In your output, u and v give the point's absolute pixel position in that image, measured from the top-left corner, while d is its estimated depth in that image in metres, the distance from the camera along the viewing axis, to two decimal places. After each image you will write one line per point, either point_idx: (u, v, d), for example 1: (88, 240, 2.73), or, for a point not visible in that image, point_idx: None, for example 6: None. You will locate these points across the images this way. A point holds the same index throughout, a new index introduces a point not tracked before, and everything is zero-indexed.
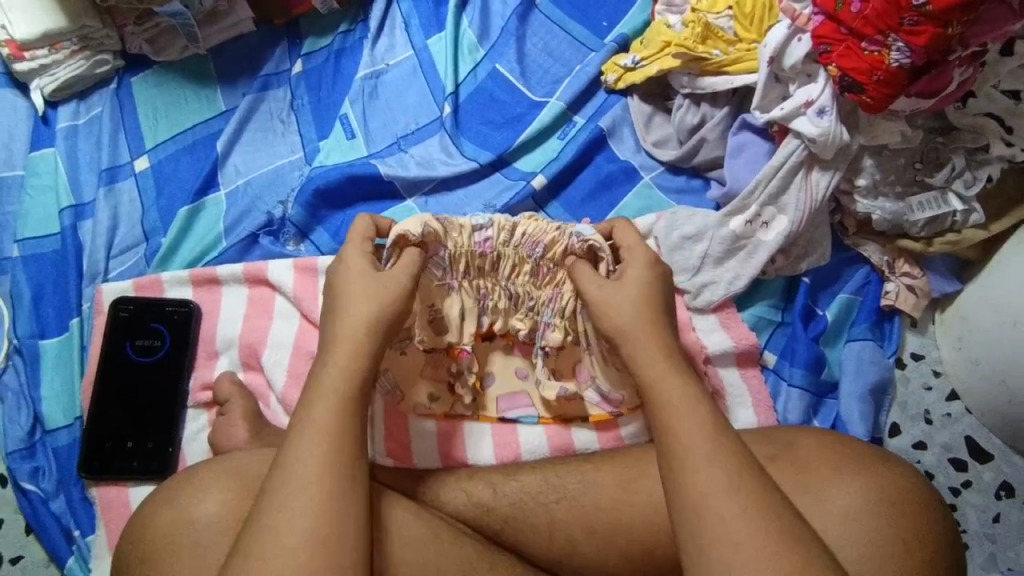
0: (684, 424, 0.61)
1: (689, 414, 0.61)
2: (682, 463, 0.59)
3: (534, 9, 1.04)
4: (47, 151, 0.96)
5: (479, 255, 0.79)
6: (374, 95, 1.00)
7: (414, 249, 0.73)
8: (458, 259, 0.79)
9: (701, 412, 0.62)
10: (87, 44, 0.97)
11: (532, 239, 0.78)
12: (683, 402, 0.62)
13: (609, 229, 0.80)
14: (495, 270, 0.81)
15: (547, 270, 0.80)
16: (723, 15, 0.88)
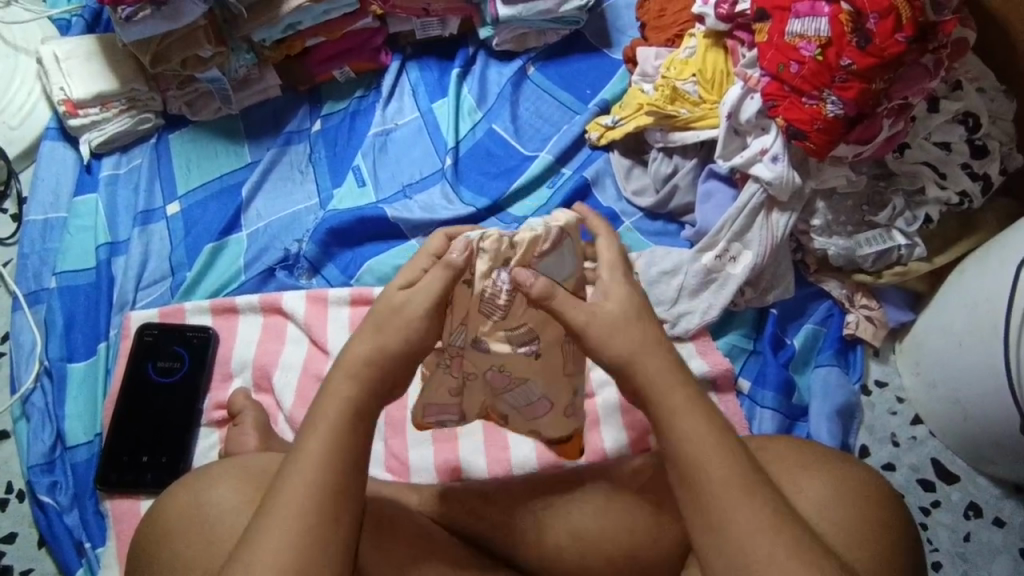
0: (709, 465, 0.60)
1: (711, 451, 0.60)
2: (713, 507, 0.59)
3: (526, 78, 1.19)
4: (90, 196, 1.07)
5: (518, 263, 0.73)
6: (383, 150, 1.13)
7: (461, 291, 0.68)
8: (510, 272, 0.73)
9: (719, 441, 0.61)
10: (134, 105, 1.10)
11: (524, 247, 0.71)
12: (696, 432, 0.61)
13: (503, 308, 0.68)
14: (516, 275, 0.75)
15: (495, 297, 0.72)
16: (689, 81, 1.01)
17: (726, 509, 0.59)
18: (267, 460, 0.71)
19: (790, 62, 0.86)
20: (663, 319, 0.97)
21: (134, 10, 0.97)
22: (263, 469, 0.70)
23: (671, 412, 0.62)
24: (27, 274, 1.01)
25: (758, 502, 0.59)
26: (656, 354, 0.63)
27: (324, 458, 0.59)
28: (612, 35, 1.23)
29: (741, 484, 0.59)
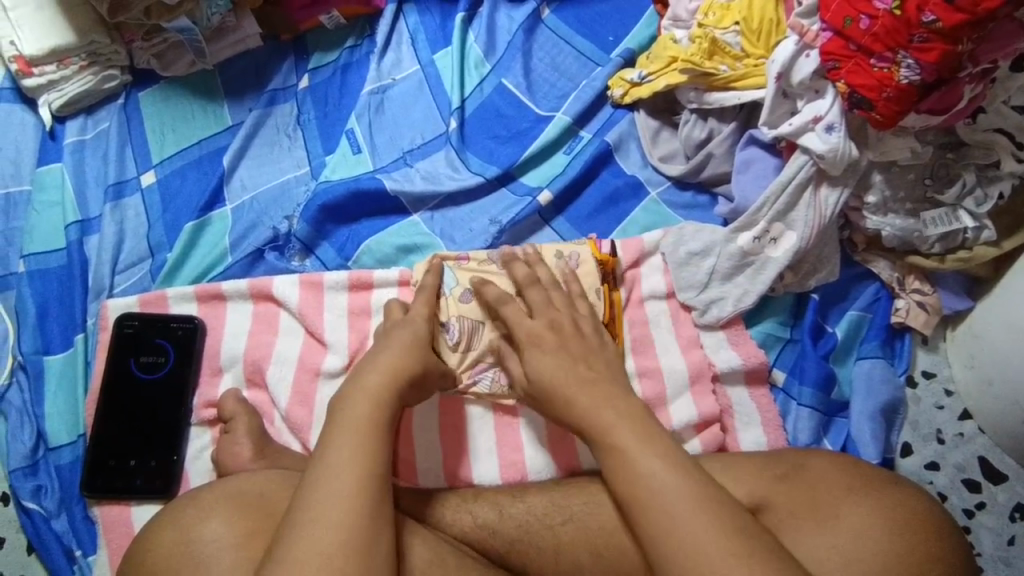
0: (631, 441, 0.64)
1: (639, 432, 0.64)
2: (639, 477, 0.62)
3: (540, 24, 1.05)
4: (54, 166, 0.96)
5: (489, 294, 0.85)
6: (379, 110, 1.00)
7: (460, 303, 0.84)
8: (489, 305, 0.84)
9: (650, 425, 0.65)
10: (96, 60, 0.97)
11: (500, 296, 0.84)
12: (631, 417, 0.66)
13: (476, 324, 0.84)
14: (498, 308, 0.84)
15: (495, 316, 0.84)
16: (730, 31, 0.88)
17: (660, 479, 0.61)
18: (262, 483, 0.67)
19: (859, 16, 0.73)
20: (693, 306, 0.88)
21: None
22: (259, 495, 0.65)
23: (613, 416, 0.67)
24: None
25: (687, 471, 0.61)
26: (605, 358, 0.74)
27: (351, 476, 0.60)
28: None
29: (666, 456, 0.62)
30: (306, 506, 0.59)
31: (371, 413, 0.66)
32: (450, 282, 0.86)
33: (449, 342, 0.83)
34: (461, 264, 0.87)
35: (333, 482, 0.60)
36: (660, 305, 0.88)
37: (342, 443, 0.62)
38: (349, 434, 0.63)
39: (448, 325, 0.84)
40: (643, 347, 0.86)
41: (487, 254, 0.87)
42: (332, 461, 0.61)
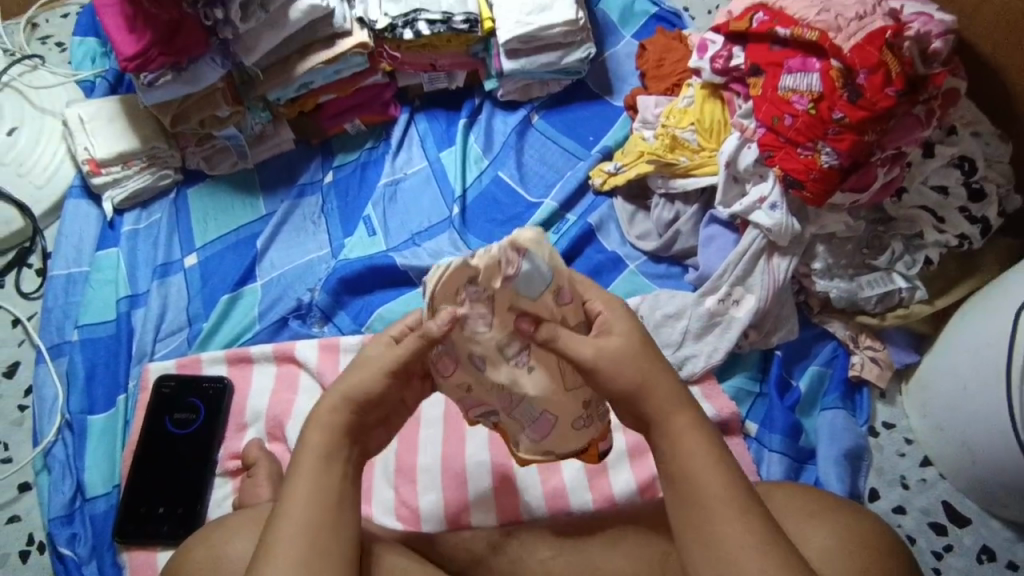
0: (710, 477, 0.64)
1: (709, 469, 0.65)
2: (706, 513, 0.64)
3: (531, 127, 1.24)
4: (111, 251, 1.11)
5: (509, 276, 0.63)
6: (393, 199, 1.17)
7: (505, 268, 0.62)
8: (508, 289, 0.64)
9: (717, 461, 0.65)
10: (154, 163, 1.15)
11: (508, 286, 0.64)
12: (700, 451, 0.65)
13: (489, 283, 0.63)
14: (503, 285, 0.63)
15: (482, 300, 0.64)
16: (688, 130, 1.04)
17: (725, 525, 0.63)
18: None
19: (784, 115, 0.89)
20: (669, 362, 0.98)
21: (156, 76, 1.00)
22: None
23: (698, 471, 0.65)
24: (50, 327, 1.04)
25: (752, 523, 0.63)
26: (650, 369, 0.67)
27: (318, 492, 0.66)
28: (613, 81, 1.30)
29: (734, 501, 0.64)
30: (285, 523, 0.64)
31: (328, 441, 0.68)
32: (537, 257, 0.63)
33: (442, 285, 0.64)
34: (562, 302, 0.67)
35: (309, 510, 0.65)
36: None
37: (308, 466, 0.67)
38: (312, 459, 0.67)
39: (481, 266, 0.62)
40: None
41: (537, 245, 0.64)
42: (297, 491, 0.66)
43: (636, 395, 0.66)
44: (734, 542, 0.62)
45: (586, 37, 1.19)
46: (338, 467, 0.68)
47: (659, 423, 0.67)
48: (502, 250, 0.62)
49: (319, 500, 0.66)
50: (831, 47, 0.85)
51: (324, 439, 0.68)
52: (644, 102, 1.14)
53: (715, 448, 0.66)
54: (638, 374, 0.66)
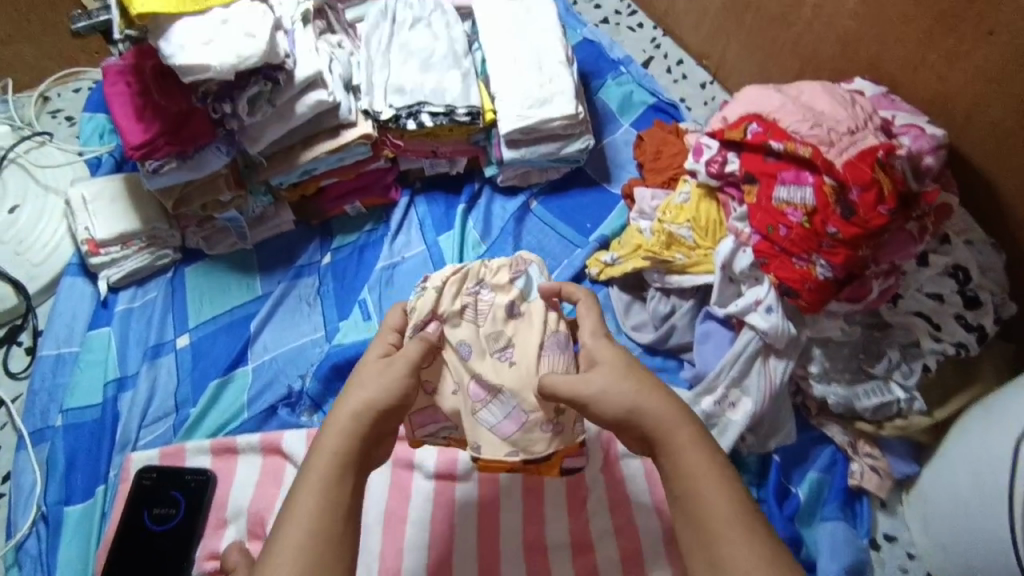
0: (710, 491, 0.65)
1: (713, 486, 0.65)
2: (714, 533, 0.63)
3: (529, 213, 1.25)
4: (103, 330, 1.11)
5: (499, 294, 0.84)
6: (389, 283, 1.17)
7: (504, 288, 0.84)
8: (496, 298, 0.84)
9: (721, 473, 0.66)
10: (153, 242, 1.15)
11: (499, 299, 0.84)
12: (703, 465, 0.66)
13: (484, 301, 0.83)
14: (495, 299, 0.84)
15: (481, 312, 0.83)
16: (683, 226, 1.05)
17: (732, 539, 0.63)
18: None
19: (778, 225, 0.89)
20: None
21: (161, 164, 1.02)
22: None
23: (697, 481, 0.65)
24: (34, 410, 1.03)
25: (760, 540, 0.63)
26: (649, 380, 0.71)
27: (324, 496, 0.65)
28: (612, 169, 1.32)
29: (741, 521, 0.63)
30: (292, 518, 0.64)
31: (345, 445, 0.67)
32: (536, 283, 0.85)
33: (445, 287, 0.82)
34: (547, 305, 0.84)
35: (322, 514, 0.65)
36: (636, 464, 0.97)
37: (321, 468, 0.66)
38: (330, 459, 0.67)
39: (478, 288, 0.84)
40: (619, 504, 0.95)
41: (524, 262, 0.86)
42: (307, 499, 0.65)
43: (630, 416, 0.69)
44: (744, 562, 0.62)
45: (584, 128, 1.21)
46: (349, 474, 0.67)
47: (661, 440, 0.68)
48: (505, 273, 0.85)
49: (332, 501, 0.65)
50: (824, 162, 0.85)
51: (340, 447, 0.67)
52: (641, 194, 1.17)
53: (719, 466, 0.66)
54: (630, 398, 0.69)
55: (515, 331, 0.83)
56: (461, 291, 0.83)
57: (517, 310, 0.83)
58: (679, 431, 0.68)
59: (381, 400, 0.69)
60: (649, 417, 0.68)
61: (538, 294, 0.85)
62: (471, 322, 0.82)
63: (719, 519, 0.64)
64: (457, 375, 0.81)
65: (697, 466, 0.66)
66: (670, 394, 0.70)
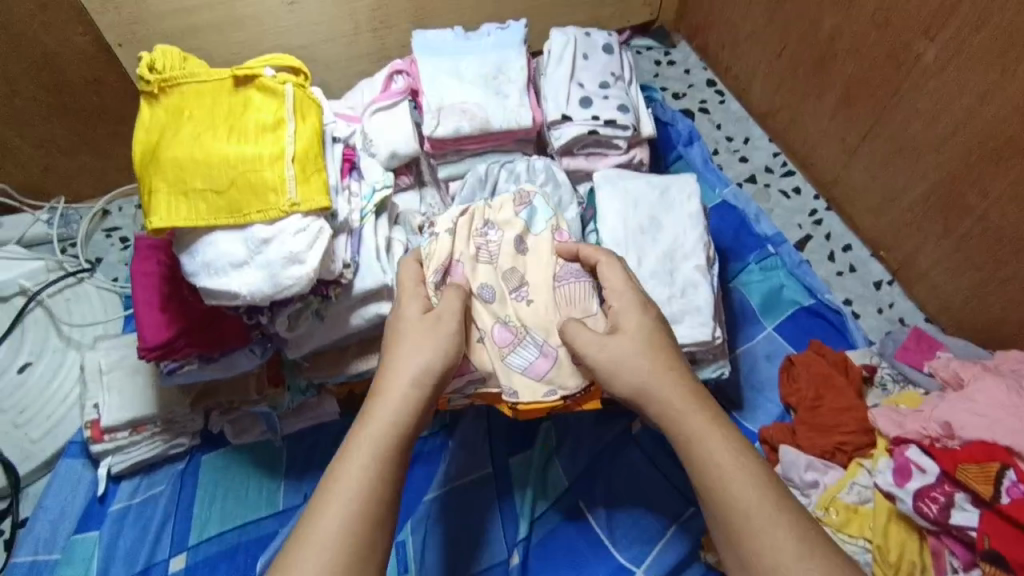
0: (739, 481, 0.59)
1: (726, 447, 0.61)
2: (741, 528, 0.57)
3: (630, 442, 0.97)
4: (92, 533, 0.90)
5: (502, 226, 0.84)
6: (438, 521, 0.90)
7: (515, 227, 0.83)
8: (502, 271, 0.81)
9: (752, 459, 0.60)
10: (169, 427, 0.95)
11: (507, 210, 0.85)
12: (725, 453, 0.60)
13: (496, 266, 0.81)
14: (501, 208, 0.85)
15: (497, 206, 0.85)
16: (858, 545, 0.79)
17: (765, 529, 0.56)
18: None
19: None
20: None
21: (177, 365, 0.82)
22: None
23: (729, 471, 0.59)
24: None
25: (821, 552, 0.55)
26: (662, 350, 0.68)
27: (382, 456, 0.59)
28: (746, 393, 1.02)
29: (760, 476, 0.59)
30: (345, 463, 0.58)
31: (402, 415, 0.62)
32: (546, 217, 0.85)
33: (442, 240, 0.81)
34: (554, 237, 0.83)
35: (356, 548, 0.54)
36: None
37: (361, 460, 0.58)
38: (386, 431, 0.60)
39: (486, 228, 0.83)
40: None
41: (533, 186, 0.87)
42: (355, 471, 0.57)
43: (638, 396, 0.66)
44: (784, 559, 0.55)
45: (717, 353, 0.92)
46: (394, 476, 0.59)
47: (677, 420, 0.63)
48: (509, 209, 0.85)
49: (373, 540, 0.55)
50: None
51: (414, 355, 0.65)
52: (791, 459, 0.85)
53: (733, 435, 0.62)
54: (650, 368, 0.66)
55: (527, 266, 0.82)
56: (473, 234, 0.83)
57: (525, 246, 0.82)
58: (696, 412, 0.63)
59: (438, 363, 0.66)
60: (657, 405, 0.65)
61: (545, 227, 0.84)
62: (484, 262, 0.81)
63: (758, 529, 0.56)
64: (481, 320, 0.78)
65: (729, 455, 0.60)
66: (689, 379, 0.67)
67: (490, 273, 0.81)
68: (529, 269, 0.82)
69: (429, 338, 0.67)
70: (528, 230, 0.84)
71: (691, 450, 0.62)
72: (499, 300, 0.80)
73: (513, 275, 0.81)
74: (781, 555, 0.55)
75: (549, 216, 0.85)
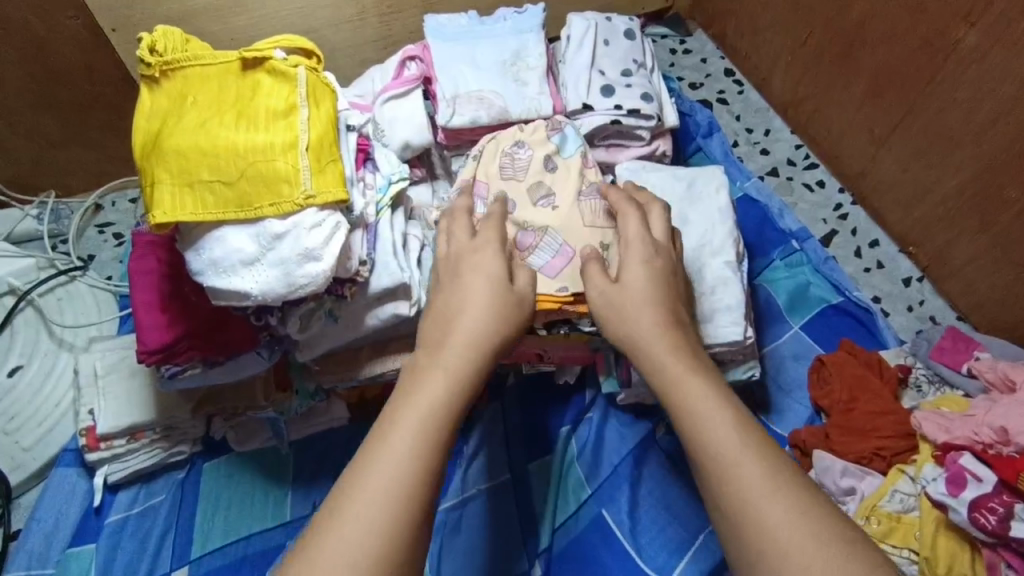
0: (712, 420, 0.52)
1: (715, 401, 0.54)
2: (715, 471, 0.50)
3: (654, 447, 0.93)
4: (88, 547, 0.86)
5: (531, 149, 0.87)
6: (457, 529, 0.86)
7: (545, 147, 0.87)
8: (528, 185, 0.85)
9: (732, 401, 0.54)
10: (169, 434, 0.89)
11: (535, 136, 0.88)
12: (719, 411, 0.53)
13: (523, 182, 0.85)
14: (532, 129, 0.88)
15: (530, 128, 0.89)
16: (903, 556, 0.76)
17: (754, 494, 0.48)
18: None
19: None
20: None
21: (180, 369, 0.76)
22: None
23: (704, 412, 0.53)
24: None
25: (820, 517, 0.46)
26: (664, 296, 0.63)
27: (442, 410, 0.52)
28: (774, 394, 0.98)
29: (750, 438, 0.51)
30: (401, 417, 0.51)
31: (468, 371, 0.55)
32: (573, 143, 0.88)
33: (475, 158, 0.87)
34: (582, 161, 0.87)
35: (402, 480, 0.47)
36: None
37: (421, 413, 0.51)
38: (449, 360, 0.55)
39: (516, 148, 0.87)
40: None
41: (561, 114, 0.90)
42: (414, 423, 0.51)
43: (625, 346, 0.61)
44: (774, 526, 0.46)
45: (747, 354, 0.88)
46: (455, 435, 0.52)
47: (655, 367, 0.58)
48: (542, 133, 0.88)
49: (421, 470, 0.48)
50: None
51: (483, 306, 0.59)
52: (828, 463, 0.82)
53: (715, 381, 0.56)
54: (637, 315, 0.61)
55: (552, 187, 0.84)
56: (499, 153, 0.87)
57: (553, 165, 0.86)
58: (678, 357, 0.58)
59: (510, 319, 0.59)
60: (641, 352, 0.60)
61: (575, 151, 0.87)
62: (511, 181, 0.85)
63: (732, 469, 0.49)
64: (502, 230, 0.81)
65: (703, 396, 0.54)
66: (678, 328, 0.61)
67: (516, 187, 0.84)
68: (555, 187, 0.84)
69: (499, 287, 0.60)
70: (558, 151, 0.87)
71: (665, 395, 0.56)
72: (522, 215, 0.83)
73: (539, 190, 0.84)
74: (752, 498, 0.48)
75: (576, 143, 0.88)
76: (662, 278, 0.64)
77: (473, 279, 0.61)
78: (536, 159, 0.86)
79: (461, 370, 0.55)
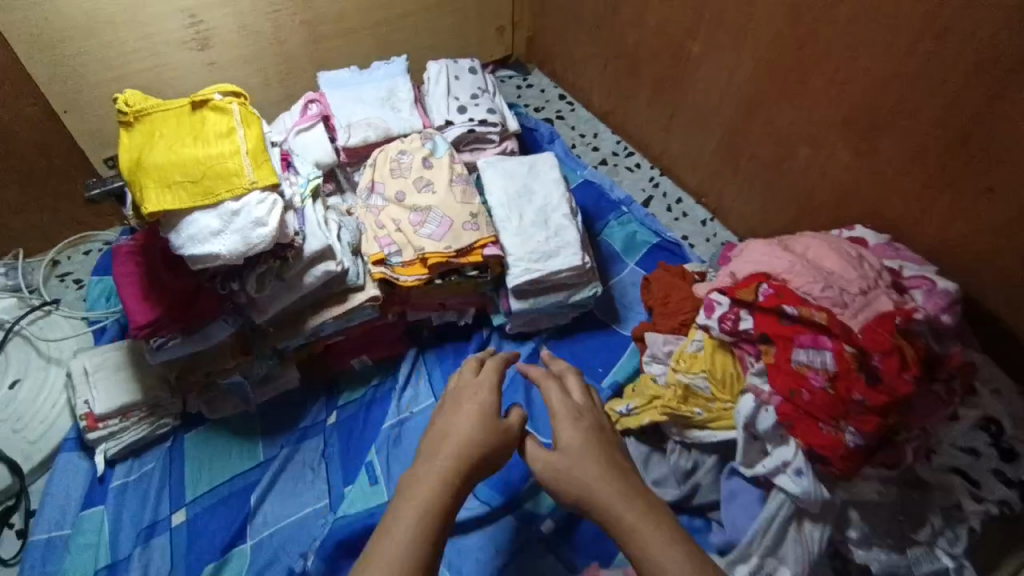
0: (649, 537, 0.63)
1: (646, 517, 0.64)
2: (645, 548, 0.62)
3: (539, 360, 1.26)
4: (97, 509, 1.06)
5: (410, 155, 1.20)
6: (396, 441, 1.13)
7: (421, 151, 1.20)
8: (413, 180, 1.17)
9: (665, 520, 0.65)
10: (154, 411, 1.12)
11: (412, 146, 1.21)
12: (646, 514, 0.64)
13: (408, 178, 1.18)
14: (410, 141, 1.21)
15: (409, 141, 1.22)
16: (698, 376, 1.02)
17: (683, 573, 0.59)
18: None
19: (800, 389, 0.89)
20: None
21: (164, 339, 1.01)
22: None
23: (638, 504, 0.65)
24: None
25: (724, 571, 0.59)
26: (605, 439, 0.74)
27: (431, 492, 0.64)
28: (620, 310, 1.33)
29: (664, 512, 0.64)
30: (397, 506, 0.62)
31: (446, 471, 0.67)
32: (441, 147, 1.21)
33: (371, 169, 1.20)
34: (451, 159, 1.20)
35: (411, 529, 0.60)
36: None
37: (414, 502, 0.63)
38: (434, 470, 0.67)
39: (400, 155, 1.20)
40: None
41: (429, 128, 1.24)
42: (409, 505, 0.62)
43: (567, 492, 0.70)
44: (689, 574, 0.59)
45: (588, 278, 1.22)
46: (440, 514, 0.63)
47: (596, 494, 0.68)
48: (418, 142, 1.21)
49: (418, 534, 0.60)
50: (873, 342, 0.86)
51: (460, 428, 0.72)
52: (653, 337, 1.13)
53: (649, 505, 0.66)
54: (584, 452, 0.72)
55: (430, 177, 1.18)
56: (388, 160, 1.19)
57: (429, 163, 1.19)
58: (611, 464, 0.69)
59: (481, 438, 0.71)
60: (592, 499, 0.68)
61: (444, 152, 1.21)
62: (400, 179, 1.17)
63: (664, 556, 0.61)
64: (397, 215, 1.14)
65: (642, 510, 0.65)
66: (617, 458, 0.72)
67: (404, 184, 1.17)
68: (432, 178, 1.18)
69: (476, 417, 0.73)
70: (432, 153, 1.20)
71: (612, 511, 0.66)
72: (410, 200, 1.16)
73: (420, 181, 1.17)
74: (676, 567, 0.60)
75: (443, 146, 1.22)
76: (595, 436, 0.74)
77: (464, 407, 0.75)
78: (415, 160, 1.19)
79: (450, 472, 0.67)
